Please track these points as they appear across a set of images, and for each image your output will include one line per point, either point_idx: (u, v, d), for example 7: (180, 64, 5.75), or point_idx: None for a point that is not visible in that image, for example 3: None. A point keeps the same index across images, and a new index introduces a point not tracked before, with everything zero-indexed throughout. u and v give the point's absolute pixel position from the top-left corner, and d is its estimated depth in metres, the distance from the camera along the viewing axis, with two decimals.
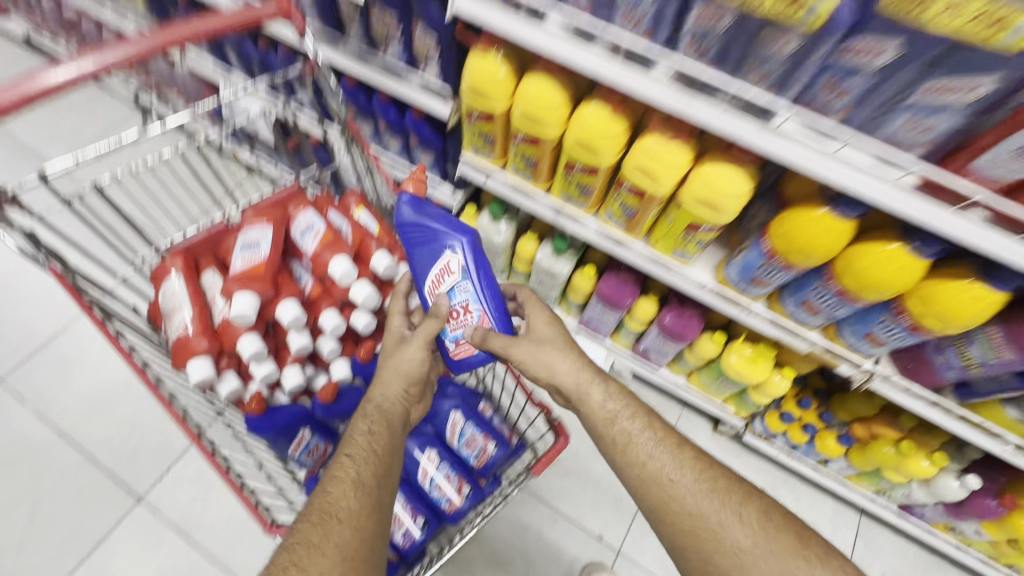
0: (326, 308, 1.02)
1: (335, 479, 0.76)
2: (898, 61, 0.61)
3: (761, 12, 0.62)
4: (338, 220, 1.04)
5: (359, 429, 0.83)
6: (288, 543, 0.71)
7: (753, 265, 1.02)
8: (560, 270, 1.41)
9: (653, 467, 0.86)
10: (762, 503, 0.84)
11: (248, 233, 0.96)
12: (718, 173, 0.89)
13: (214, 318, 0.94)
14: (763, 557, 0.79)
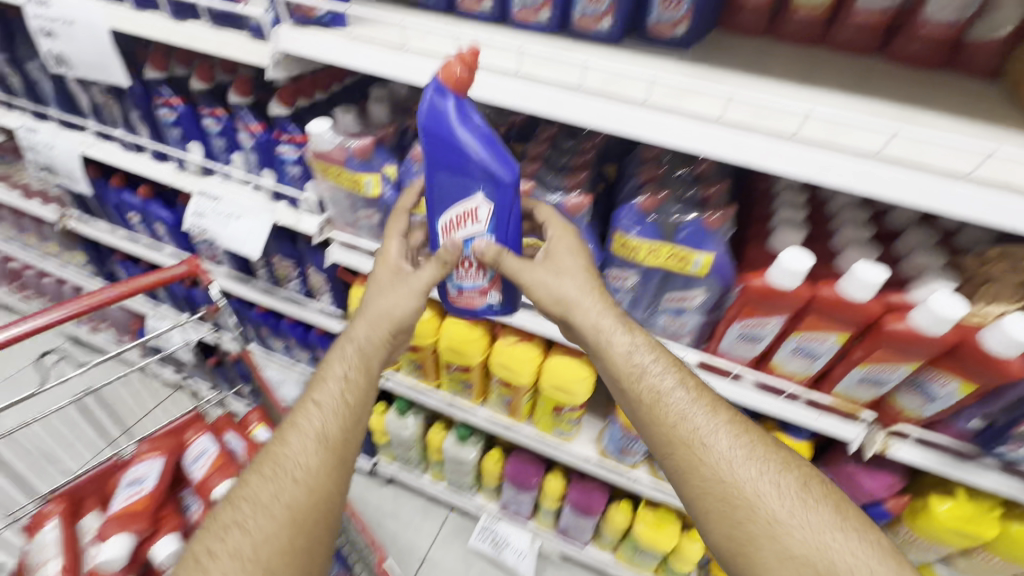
0: None
1: (291, 435, 0.75)
2: (640, 282, 0.83)
3: (536, 257, 0.85)
4: (231, 442, 1.12)
5: (331, 383, 0.78)
6: (232, 500, 0.73)
7: (617, 435, 1.14)
8: (469, 457, 1.45)
9: (688, 430, 0.72)
10: (807, 473, 0.69)
11: (136, 469, 1.00)
12: (561, 361, 1.05)
13: (85, 565, 0.91)
14: (802, 528, 0.64)
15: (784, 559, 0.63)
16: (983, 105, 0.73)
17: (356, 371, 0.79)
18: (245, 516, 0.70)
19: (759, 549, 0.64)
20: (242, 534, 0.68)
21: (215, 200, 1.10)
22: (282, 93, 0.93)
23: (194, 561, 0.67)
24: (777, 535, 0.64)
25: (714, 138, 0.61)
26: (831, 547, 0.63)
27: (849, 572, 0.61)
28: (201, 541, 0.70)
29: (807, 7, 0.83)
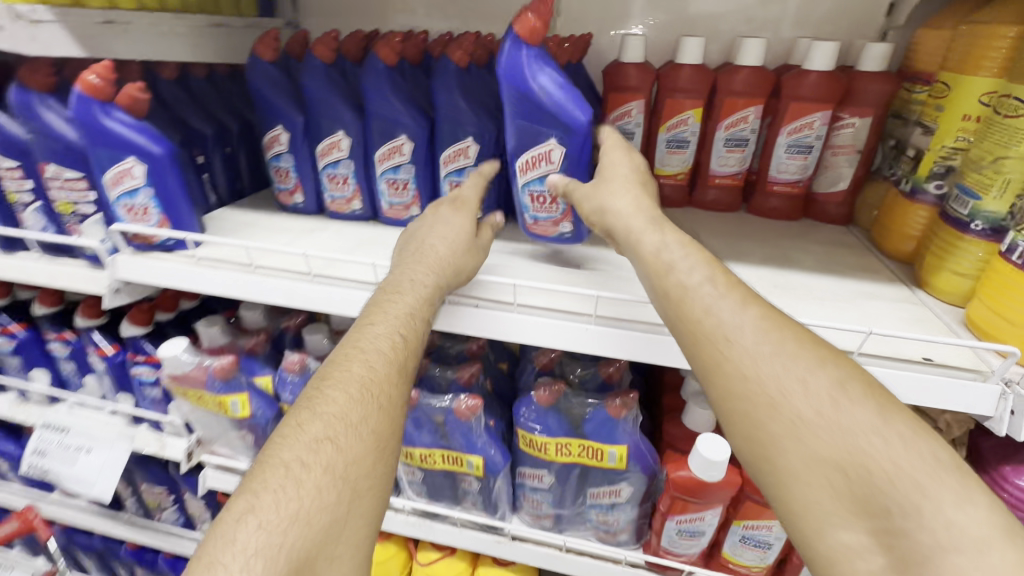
0: None
1: (363, 351, 0.53)
2: (558, 480, 0.72)
3: (436, 467, 0.73)
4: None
5: (400, 299, 0.56)
6: (310, 412, 0.49)
7: None
8: None
9: (709, 325, 0.48)
10: (844, 367, 0.44)
11: None
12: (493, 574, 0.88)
13: None
14: (835, 433, 0.42)
15: (812, 464, 0.42)
16: (846, 253, 0.76)
17: (421, 298, 0.57)
18: (338, 422, 0.48)
19: (781, 454, 0.43)
20: (336, 451, 0.47)
21: (61, 433, 0.93)
22: (134, 314, 0.82)
23: (280, 476, 0.45)
24: (802, 436, 0.43)
25: (589, 336, 0.56)
26: (867, 452, 0.41)
27: (902, 497, 0.39)
28: (280, 451, 0.46)
29: (669, 177, 0.89)
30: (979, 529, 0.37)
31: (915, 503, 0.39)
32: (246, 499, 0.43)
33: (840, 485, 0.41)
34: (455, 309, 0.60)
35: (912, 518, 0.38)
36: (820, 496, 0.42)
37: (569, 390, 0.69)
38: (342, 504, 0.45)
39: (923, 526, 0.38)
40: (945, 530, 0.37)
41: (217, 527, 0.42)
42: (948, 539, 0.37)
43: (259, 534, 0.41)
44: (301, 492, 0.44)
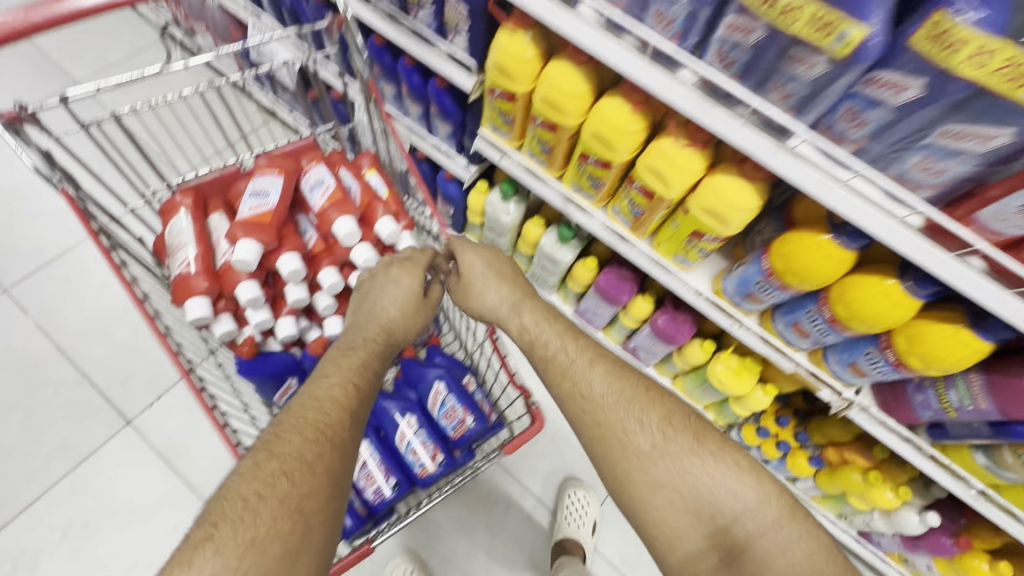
0: (326, 265, 1.02)
1: (319, 402, 0.73)
2: (924, 98, 0.60)
3: (789, 32, 0.62)
4: (348, 179, 1.04)
5: (353, 359, 0.82)
6: (269, 448, 0.67)
7: (750, 280, 1.02)
8: (564, 259, 1.43)
9: (563, 367, 0.88)
10: (666, 412, 0.84)
11: (258, 181, 0.96)
12: (727, 184, 0.89)
13: (218, 261, 0.95)
14: (664, 457, 0.80)
15: (667, 497, 0.78)
16: None
17: (367, 354, 0.84)
18: (294, 459, 0.67)
19: (638, 484, 0.79)
20: (290, 483, 0.65)
21: None
22: None
23: (240, 507, 0.62)
24: (647, 462, 0.80)
25: None
26: (691, 471, 0.79)
27: (724, 509, 0.77)
28: (241, 488, 0.64)
29: None
30: (765, 512, 0.77)
31: (733, 511, 0.77)
32: (198, 549, 0.59)
33: (678, 499, 0.78)
34: None
35: (729, 519, 0.77)
36: (664, 512, 0.78)
37: None
38: (295, 534, 0.63)
39: (744, 527, 0.76)
40: (751, 515, 0.77)
41: (187, 552, 0.58)
42: (753, 527, 0.76)
43: (216, 558, 0.58)
44: (259, 521, 0.62)
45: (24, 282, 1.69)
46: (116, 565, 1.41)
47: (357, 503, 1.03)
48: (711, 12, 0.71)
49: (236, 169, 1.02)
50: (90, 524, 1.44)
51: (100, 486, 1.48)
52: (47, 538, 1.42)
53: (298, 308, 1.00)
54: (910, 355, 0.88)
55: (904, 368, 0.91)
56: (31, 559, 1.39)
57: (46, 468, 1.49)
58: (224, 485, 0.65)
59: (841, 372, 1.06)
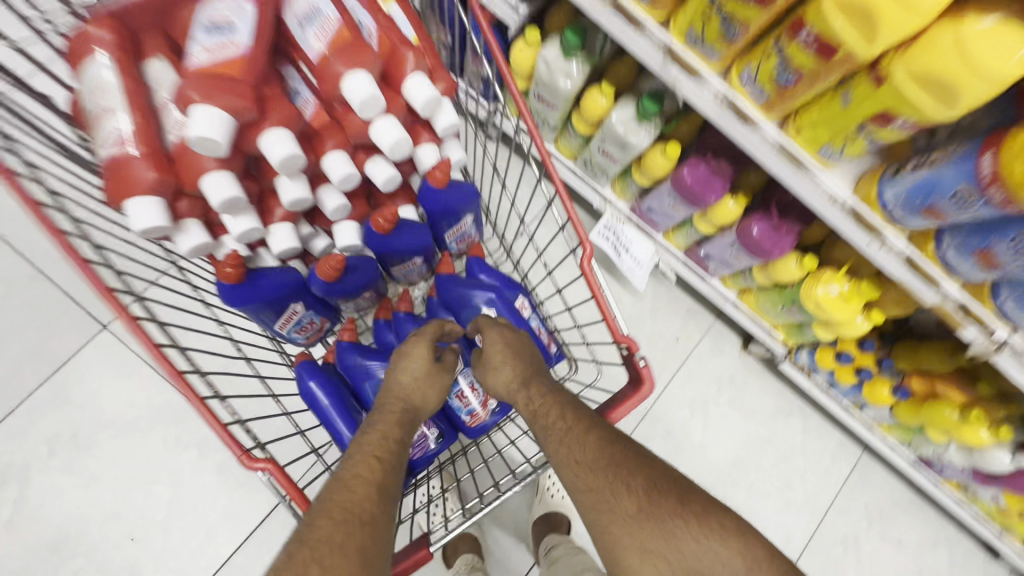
0: (331, 148, 0.70)
1: (348, 482, 0.62)
2: None
3: None
4: (358, 11, 0.67)
5: (372, 436, 0.68)
6: (299, 541, 0.57)
7: (941, 189, 0.72)
8: (638, 144, 1.09)
9: (549, 440, 0.73)
10: (655, 474, 0.68)
11: (217, 5, 0.60)
12: (984, 36, 0.55)
13: (167, 136, 0.62)
14: (648, 524, 0.65)
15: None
16: None
17: (388, 424, 0.70)
18: (325, 547, 0.56)
19: (625, 556, 0.65)
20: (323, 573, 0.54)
21: None
22: None
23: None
24: (637, 533, 0.65)
25: None
26: (677, 538, 0.63)
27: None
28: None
29: None
30: None
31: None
32: None
33: (665, 570, 0.63)
34: None
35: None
36: None
37: None
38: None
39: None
40: None
41: None
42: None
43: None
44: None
45: None
46: (118, 480, 1.28)
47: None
48: None
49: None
50: (80, 438, 1.29)
51: (84, 397, 1.30)
52: (33, 452, 1.27)
53: (299, 210, 0.70)
54: None
55: None
56: (19, 473, 1.26)
57: (16, 376, 1.29)
58: None
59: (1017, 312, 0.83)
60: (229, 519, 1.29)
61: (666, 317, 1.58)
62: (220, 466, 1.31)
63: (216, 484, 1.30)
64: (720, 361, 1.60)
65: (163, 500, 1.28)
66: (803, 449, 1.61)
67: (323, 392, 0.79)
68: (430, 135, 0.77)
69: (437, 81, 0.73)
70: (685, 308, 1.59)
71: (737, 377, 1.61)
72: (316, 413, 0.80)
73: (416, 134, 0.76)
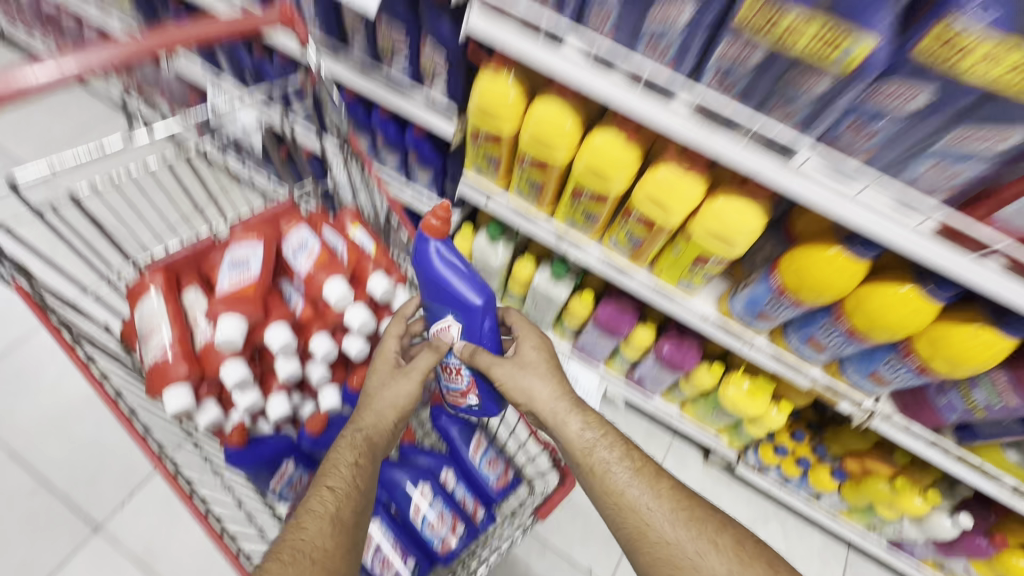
0: (316, 331, 0.95)
1: (300, 524, 0.72)
2: (928, 109, 0.60)
3: (794, 53, 0.61)
4: (333, 239, 0.98)
5: (335, 471, 0.78)
6: (272, 554, 0.68)
7: (761, 299, 1.00)
8: (559, 295, 1.38)
9: (625, 497, 0.81)
10: (740, 533, 0.78)
11: (236, 251, 0.89)
12: (730, 206, 0.87)
13: (196, 340, 0.87)
14: None
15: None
16: None
17: (341, 477, 0.77)
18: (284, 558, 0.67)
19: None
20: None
21: None
22: None
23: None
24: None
25: None
26: None
27: None
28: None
29: None
30: None
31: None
32: None
33: None
34: None
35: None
36: None
37: None
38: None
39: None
40: None
41: None
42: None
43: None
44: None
45: None
46: None
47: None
48: (705, 39, 0.68)
49: (208, 240, 0.95)
50: None
51: None
52: None
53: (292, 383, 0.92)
54: (932, 360, 0.86)
55: (927, 374, 0.90)
56: None
57: None
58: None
59: (863, 383, 1.04)
60: None
61: None
62: None
63: None
64: (687, 475, 1.69)
65: None
66: (790, 556, 1.62)
67: None
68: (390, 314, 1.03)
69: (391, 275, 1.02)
70: (643, 430, 1.74)
71: (708, 490, 1.69)
72: None
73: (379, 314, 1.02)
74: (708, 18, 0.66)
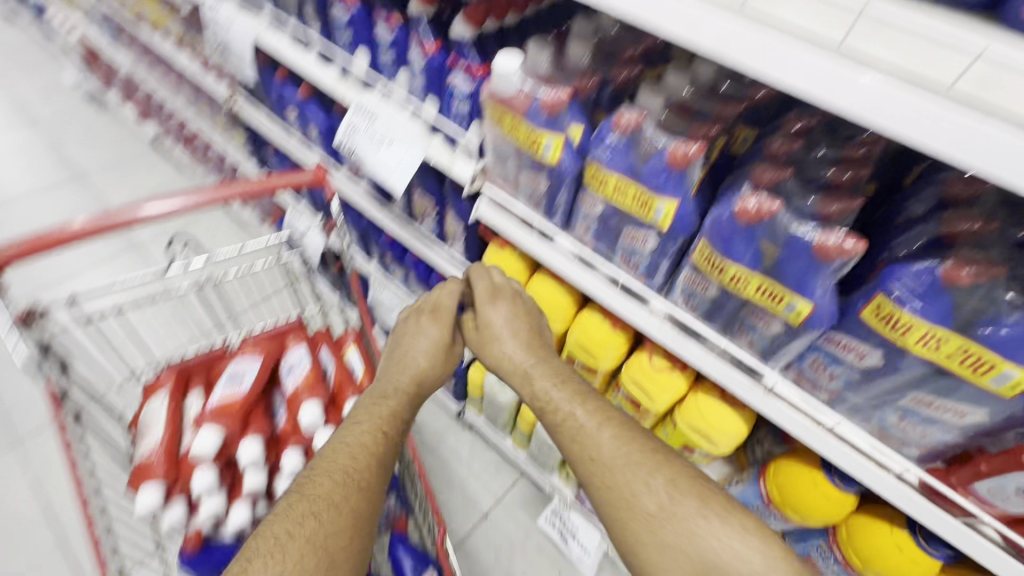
0: (290, 447, 1.02)
1: (360, 424, 0.74)
2: (882, 368, 0.60)
3: (743, 295, 0.64)
4: (325, 363, 1.12)
5: (402, 376, 0.83)
6: (302, 494, 0.63)
7: (751, 502, 0.94)
8: None
9: (570, 424, 0.73)
10: (646, 447, 0.70)
11: (238, 364, 1.04)
12: (711, 408, 0.86)
13: (183, 442, 0.97)
14: (649, 491, 0.66)
15: (674, 533, 0.63)
16: None
17: (409, 379, 0.83)
18: (323, 502, 0.62)
19: (654, 532, 0.63)
20: (318, 525, 0.60)
21: (369, 118, 0.99)
22: (471, 12, 0.82)
23: (270, 544, 0.58)
24: (651, 517, 0.64)
25: None
26: (697, 532, 0.63)
27: (723, 550, 0.61)
28: (272, 525, 0.60)
29: None
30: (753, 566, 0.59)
31: (721, 561, 0.60)
32: (243, 561, 0.56)
33: (686, 558, 0.62)
34: (951, 112, 0.40)
35: (727, 571, 0.60)
36: (671, 564, 0.62)
37: (1002, 282, 0.51)
38: (320, 564, 0.58)
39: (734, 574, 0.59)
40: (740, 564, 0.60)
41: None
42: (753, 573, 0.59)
43: None
44: (285, 565, 0.56)
45: (34, 431, 1.70)
46: None
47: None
48: (672, 262, 0.74)
49: (220, 350, 1.11)
50: None
51: None
52: None
53: (257, 493, 0.98)
54: None
55: None
56: None
57: None
58: (257, 530, 0.60)
59: None
60: None
61: None
62: None
63: None
64: None
65: None
66: None
67: None
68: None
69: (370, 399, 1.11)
70: None
71: None
72: None
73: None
74: (668, 252, 0.72)
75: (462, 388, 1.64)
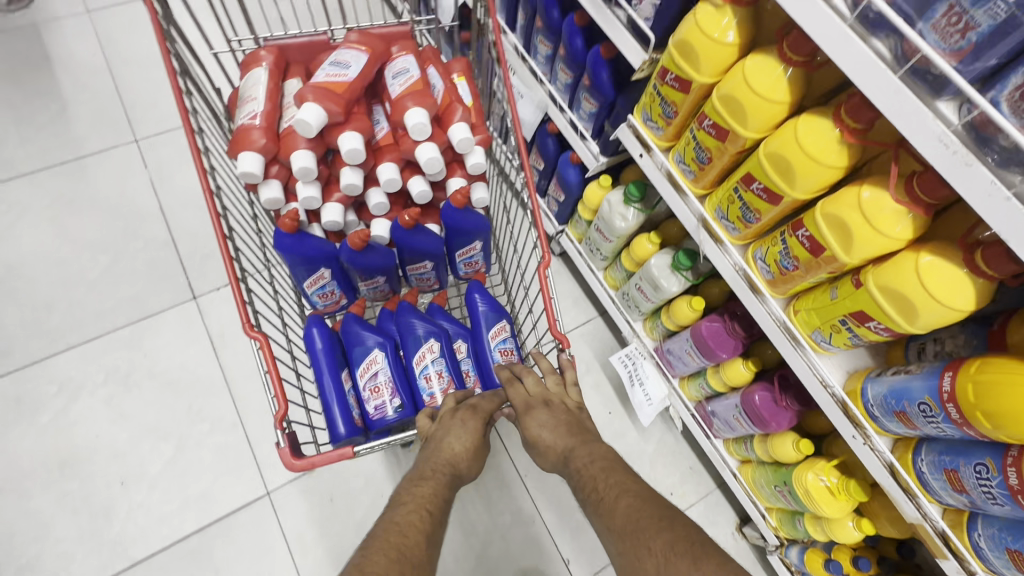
0: (387, 159, 1.00)
1: (406, 502, 0.79)
2: None
3: None
4: (434, 77, 1.01)
5: (441, 456, 0.88)
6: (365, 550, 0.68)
7: (911, 396, 0.78)
8: (668, 288, 1.24)
9: (593, 493, 0.81)
10: (678, 533, 0.69)
11: (343, 53, 0.95)
12: (934, 270, 0.67)
13: (282, 120, 0.95)
14: (658, 547, 0.68)
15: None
16: None
17: (455, 459, 0.89)
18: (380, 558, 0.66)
19: None
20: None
21: None
22: None
23: None
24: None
25: None
26: None
27: None
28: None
29: None
30: None
31: None
32: None
33: None
34: None
35: None
36: None
37: None
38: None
39: None
40: None
41: None
42: None
43: None
44: None
45: (154, 135, 1.74)
46: (138, 425, 1.42)
47: (355, 413, 1.04)
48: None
49: (324, 39, 1.04)
50: (131, 377, 1.46)
51: (151, 348, 1.50)
52: (91, 376, 1.46)
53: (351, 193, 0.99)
54: None
55: None
56: (29, 400, 1.42)
57: (112, 310, 1.53)
58: None
59: (993, 556, 0.80)
60: (204, 499, 1.37)
61: (666, 467, 1.54)
62: (219, 449, 1.42)
63: (210, 462, 1.41)
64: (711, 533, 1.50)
65: (163, 456, 1.40)
66: None
67: (319, 338, 1.04)
68: (461, 171, 1.08)
69: (476, 132, 1.03)
70: (688, 465, 1.55)
71: None
72: (312, 356, 1.04)
73: (453, 168, 1.07)
74: None
75: (568, 210, 1.50)
